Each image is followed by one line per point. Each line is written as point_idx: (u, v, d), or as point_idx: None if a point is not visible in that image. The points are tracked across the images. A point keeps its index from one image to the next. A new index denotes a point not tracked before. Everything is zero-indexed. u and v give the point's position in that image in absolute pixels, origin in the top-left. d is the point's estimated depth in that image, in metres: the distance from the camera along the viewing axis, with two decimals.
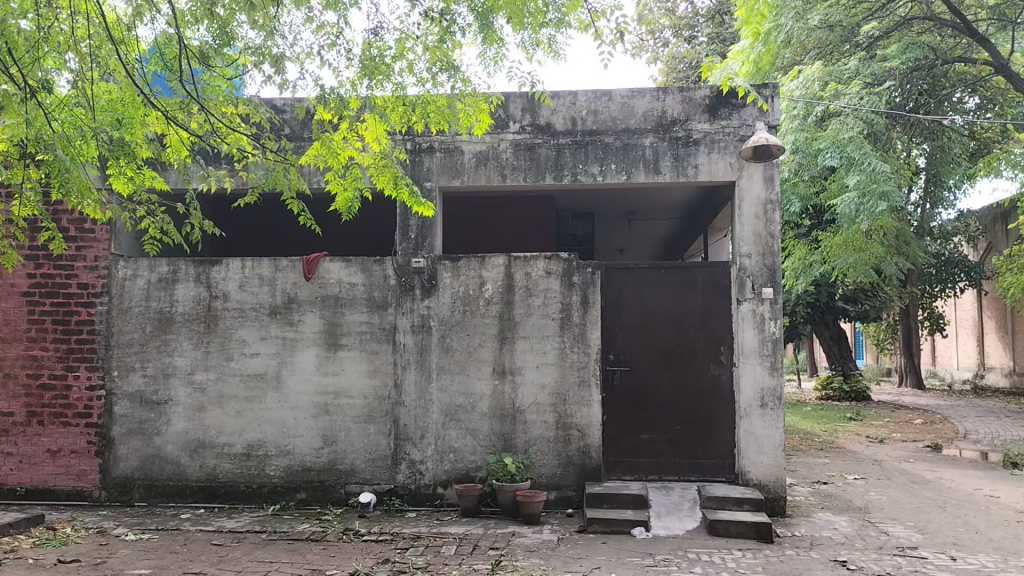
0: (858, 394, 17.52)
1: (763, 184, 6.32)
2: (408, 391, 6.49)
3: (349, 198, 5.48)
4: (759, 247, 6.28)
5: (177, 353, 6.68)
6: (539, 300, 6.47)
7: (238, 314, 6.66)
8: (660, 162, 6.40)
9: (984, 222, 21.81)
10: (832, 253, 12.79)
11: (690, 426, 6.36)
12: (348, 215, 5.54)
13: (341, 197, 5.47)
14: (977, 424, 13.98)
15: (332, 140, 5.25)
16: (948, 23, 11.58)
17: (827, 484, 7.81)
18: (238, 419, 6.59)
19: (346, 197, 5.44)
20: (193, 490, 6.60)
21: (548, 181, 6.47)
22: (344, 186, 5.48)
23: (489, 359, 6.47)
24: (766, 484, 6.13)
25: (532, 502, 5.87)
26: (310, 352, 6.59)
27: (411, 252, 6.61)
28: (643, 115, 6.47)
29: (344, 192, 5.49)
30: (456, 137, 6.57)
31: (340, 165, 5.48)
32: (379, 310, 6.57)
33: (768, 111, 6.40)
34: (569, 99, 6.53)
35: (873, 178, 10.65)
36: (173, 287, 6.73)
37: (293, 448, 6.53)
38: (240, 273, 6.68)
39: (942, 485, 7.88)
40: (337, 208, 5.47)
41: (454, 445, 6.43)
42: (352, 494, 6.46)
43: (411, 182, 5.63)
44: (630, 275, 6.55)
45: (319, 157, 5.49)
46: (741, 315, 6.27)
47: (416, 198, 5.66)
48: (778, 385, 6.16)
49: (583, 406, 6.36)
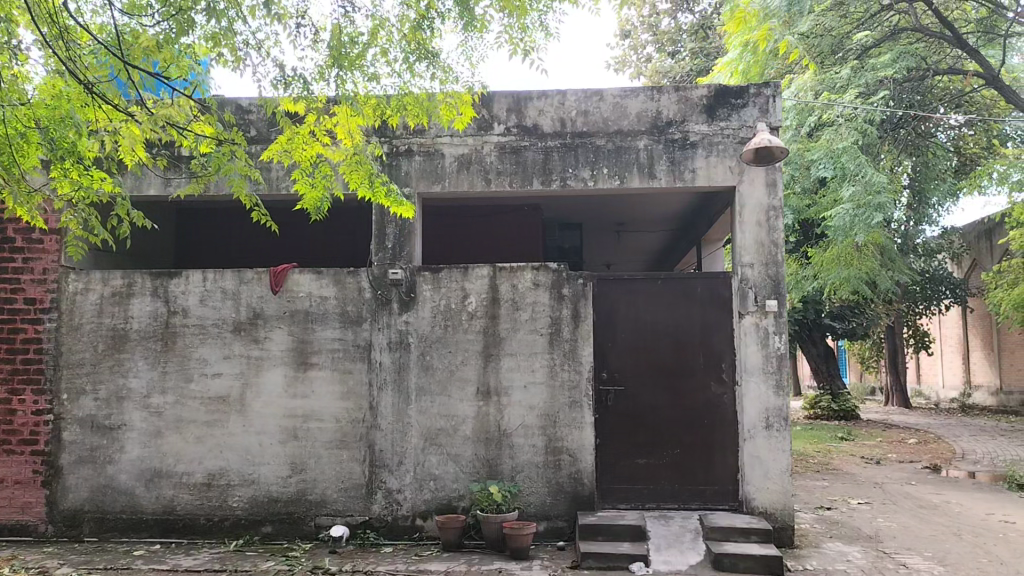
0: (847, 413, 17.11)
1: (766, 190, 5.89)
2: (384, 413, 5.97)
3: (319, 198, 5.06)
4: (761, 256, 5.85)
5: (132, 374, 6.13)
6: (525, 314, 5.99)
7: (199, 330, 6.13)
8: (656, 166, 5.97)
9: (969, 239, 21.65)
10: (825, 268, 12.33)
11: (689, 450, 5.88)
12: (318, 217, 5.13)
13: (309, 195, 5.05)
14: (972, 443, 13.61)
15: (296, 132, 4.94)
16: (937, 34, 11.30)
17: (830, 510, 7.35)
18: (199, 446, 6.04)
19: (315, 196, 5.03)
20: (149, 523, 6.02)
21: (535, 187, 6.02)
22: (312, 184, 5.07)
23: (473, 379, 5.97)
24: (774, 512, 5.65)
25: (521, 535, 5.37)
26: (277, 372, 6.06)
27: (387, 263, 6.11)
28: (637, 116, 6.05)
29: (312, 191, 5.07)
30: (437, 139, 6.11)
31: (306, 161, 5.09)
32: (353, 325, 6.06)
33: (770, 110, 5.95)
34: (557, 98, 6.09)
35: (867, 190, 10.30)
36: (129, 302, 6.19)
37: (258, 477, 5.99)
38: (201, 286, 6.15)
39: (952, 510, 7.44)
40: (305, 208, 5.06)
41: (435, 472, 5.92)
42: (322, 528, 5.92)
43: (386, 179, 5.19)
44: (623, 285, 6.08)
45: (283, 153, 5.07)
46: (742, 330, 5.83)
47: (394, 197, 5.21)
48: (784, 405, 5.71)
49: (575, 429, 5.87)
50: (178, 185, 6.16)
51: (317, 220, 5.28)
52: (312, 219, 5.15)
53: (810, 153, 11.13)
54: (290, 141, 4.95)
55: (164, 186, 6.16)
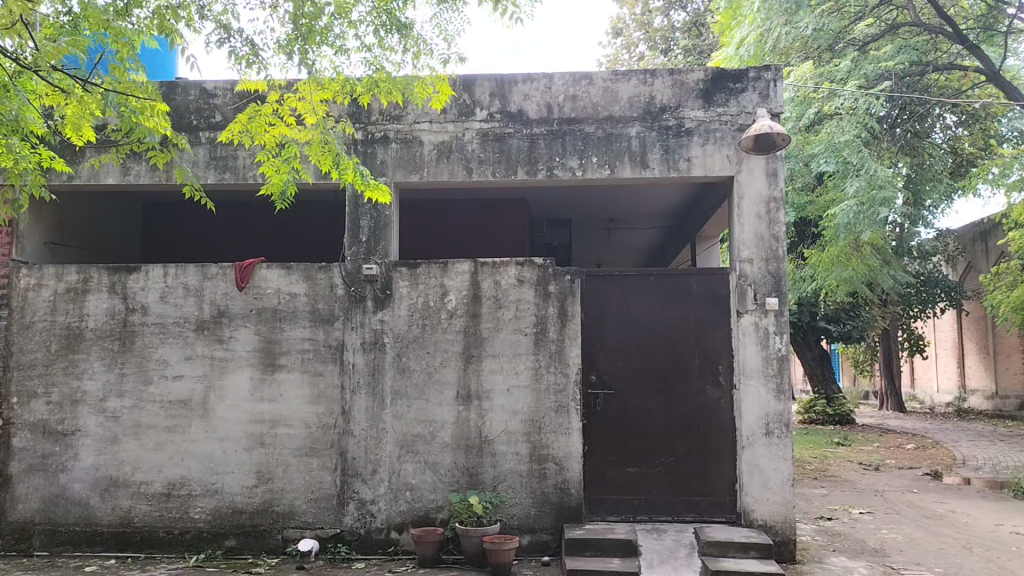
0: (842, 417, 16.65)
1: (766, 180, 5.51)
2: (358, 419, 5.57)
3: (282, 180, 4.69)
4: (761, 251, 5.48)
5: (87, 376, 5.71)
6: (509, 312, 5.61)
7: (159, 329, 5.71)
8: (648, 154, 5.60)
9: (964, 241, 21.38)
10: (824, 269, 11.85)
11: (684, 459, 5.49)
12: (281, 202, 4.78)
13: (273, 177, 4.70)
14: (973, 449, 13.24)
15: (259, 112, 4.69)
16: (937, 29, 10.95)
17: (832, 521, 6.97)
18: (158, 453, 5.62)
19: (279, 178, 4.67)
20: (104, 536, 5.59)
21: (520, 176, 5.63)
22: (275, 166, 4.73)
23: (453, 382, 5.58)
24: (774, 524, 5.28)
25: (502, 550, 4.98)
26: (242, 374, 5.65)
27: (361, 258, 5.70)
28: (628, 101, 5.67)
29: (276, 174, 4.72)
30: (415, 126, 5.72)
31: (270, 143, 4.82)
32: (325, 324, 5.66)
33: (771, 96, 5.58)
34: (543, 82, 5.71)
35: (871, 185, 9.95)
36: (84, 299, 5.76)
37: (222, 487, 5.58)
38: (162, 282, 5.73)
39: (958, 520, 7.08)
40: (267, 191, 4.72)
41: (411, 482, 5.52)
42: (290, 541, 5.51)
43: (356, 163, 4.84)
44: (613, 282, 5.68)
45: (245, 134, 4.82)
46: (741, 330, 5.45)
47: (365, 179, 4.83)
48: (785, 410, 5.34)
49: (562, 436, 5.49)
50: (137, 175, 5.76)
51: (279, 206, 4.95)
52: (275, 205, 4.81)
53: (812, 147, 10.80)
54: (252, 121, 4.68)
55: (123, 178, 5.75)
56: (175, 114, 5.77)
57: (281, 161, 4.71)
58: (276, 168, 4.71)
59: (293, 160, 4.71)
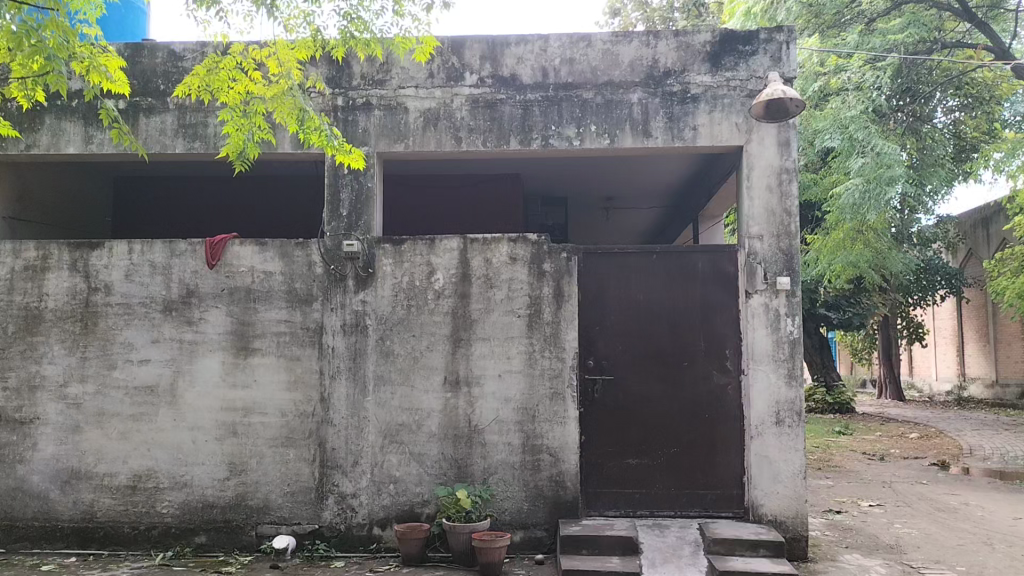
0: (842, 406, 16.28)
1: (777, 150, 5.12)
2: (338, 406, 5.18)
3: (240, 139, 4.41)
4: (772, 227, 5.09)
5: (46, 360, 5.29)
6: (500, 292, 5.21)
7: (124, 310, 5.30)
8: (651, 122, 5.20)
9: (965, 228, 21.05)
10: (827, 252, 11.43)
11: (687, 450, 5.11)
12: (242, 164, 4.49)
13: (232, 137, 4.42)
14: (978, 438, 12.88)
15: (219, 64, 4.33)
16: (946, 5, 10.59)
17: (840, 514, 6.61)
18: (123, 442, 5.23)
19: (238, 137, 4.39)
20: (64, 532, 5.19)
21: (512, 146, 5.23)
22: (236, 124, 4.40)
23: (440, 367, 5.19)
24: (783, 520, 4.93)
25: (492, 548, 4.61)
26: (213, 358, 5.25)
27: (341, 234, 5.29)
28: (630, 65, 5.27)
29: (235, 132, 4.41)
30: (399, 92, 5.31)
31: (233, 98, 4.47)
32: (302, 305, 5.25)
33: (783, 59, 5.17)
34: (538, 44, 5.30)
35: (878, 163, 9.53)
36: (43, 277, 5.33)
37: (191, 480, 5.19)
38: (126, 259, 5.32)
39: (974, 514, 6.72)
40: (226, 152, 4.44)
41: (395, 474, 5.14)
42: (264, 538, 5.13)
43: (326, 122, 4.50)
44: (612, 260, 5.28)
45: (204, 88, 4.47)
46: (750, 312, 5.06)
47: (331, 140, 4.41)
48: (797, 398, 4.97)
49: (557, 425, 5.11)
50: (100, 144, 5.33)
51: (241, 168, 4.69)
52: (235, 167, 4.55)
53: (817, 124, 10.44)
54: (211, 73, 4.36)
55: (85, 146, 5.32)
56: (142, 79, 5.35)
57: (242, 119, 4.43)
58: (236, 126, 4.43)
59: (253, 117, 4.43)
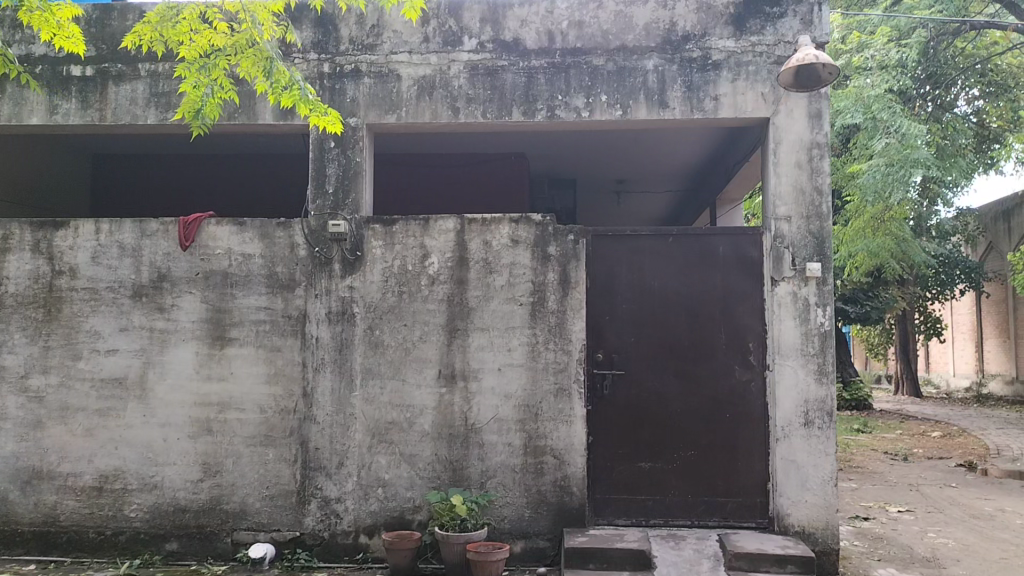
0: (860, 402, 15.77)
1: (808, 122, 4.62)
2: (323, 401, 4.73)
3: (198, 95, 4.00)
4: (800, 208, 4.60)
5: (6, 350, 4.87)
6: (501, 278, 4.74)
7: (90, 296, 4.86)
8: (668, 92, 4.71)
9: (986, 220, 20.42)
10: (849, 240, 10.89)
11: (706, 453, 4.64)
12: (200, 124, 4.06)
13: (190, 94, 4.02)
14: (1002, 438, 12.34)
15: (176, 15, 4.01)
16: None
17: (869, 521, 6.12)
18: (88, 440, 4.79)
19: (195, 92, 3.99)
20: (24, 537, 4.76)
21: (515, 118, 4.75)
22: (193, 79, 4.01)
23: (434, 360, 4.73)
24: (812, 531, 4.45)
25: (489, 561, 4.19)
26: (186, 349, 4.80)
27: (327, 212, 4.82)
28: (645, 28, 4.78)
29: (192, 88, 4.02)
30: (392, 57, 4.84)
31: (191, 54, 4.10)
32: (283, 291, 4.80)
33: (814, 22, 4.67)
34: (544, 6, 4.83)
35: (903, 144, 8.96)
36: (4, 259, 4.89)
37: (162, 481, 4.75)
38: (93, 240, 4.87)
39: (1013, 522, 6.22)
40: (183, 110, 4.03)
41: (384, 477, 4.68)
42: (241, 545, 4.69)
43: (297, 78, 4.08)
44: (624, 244, 4.80)
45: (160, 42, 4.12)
46: (776, 301, 4.57)
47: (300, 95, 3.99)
48: (828, 396, 4.49)
49: (562, 424, 4.64)
50: (66, 114, 4.87)
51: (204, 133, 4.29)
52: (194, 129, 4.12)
53: (838, 102, 9.88)
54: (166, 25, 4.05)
55: (49, 117, 4.87)
56: (111, 43, 4.89)
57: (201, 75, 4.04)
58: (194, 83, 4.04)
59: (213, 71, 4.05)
